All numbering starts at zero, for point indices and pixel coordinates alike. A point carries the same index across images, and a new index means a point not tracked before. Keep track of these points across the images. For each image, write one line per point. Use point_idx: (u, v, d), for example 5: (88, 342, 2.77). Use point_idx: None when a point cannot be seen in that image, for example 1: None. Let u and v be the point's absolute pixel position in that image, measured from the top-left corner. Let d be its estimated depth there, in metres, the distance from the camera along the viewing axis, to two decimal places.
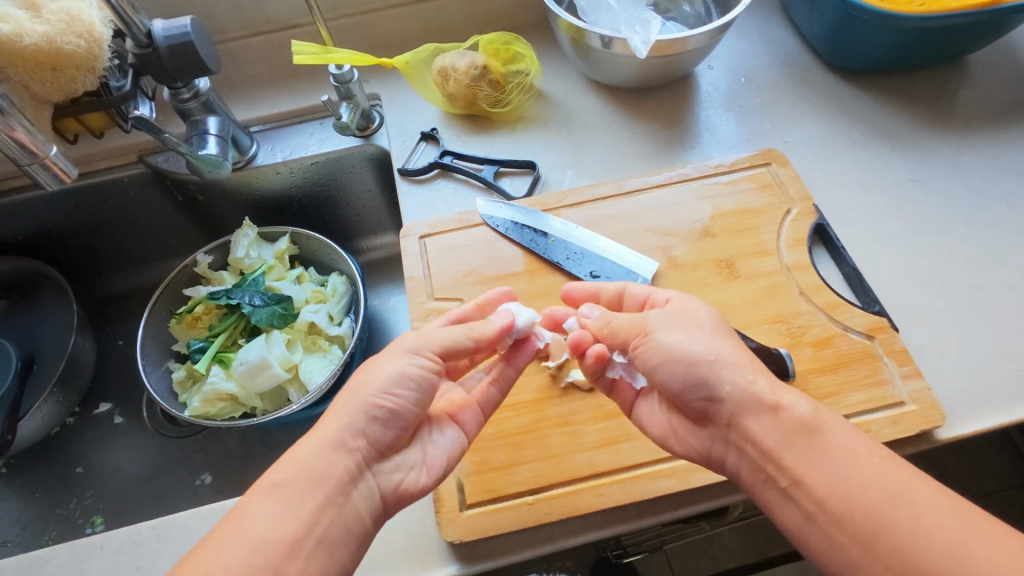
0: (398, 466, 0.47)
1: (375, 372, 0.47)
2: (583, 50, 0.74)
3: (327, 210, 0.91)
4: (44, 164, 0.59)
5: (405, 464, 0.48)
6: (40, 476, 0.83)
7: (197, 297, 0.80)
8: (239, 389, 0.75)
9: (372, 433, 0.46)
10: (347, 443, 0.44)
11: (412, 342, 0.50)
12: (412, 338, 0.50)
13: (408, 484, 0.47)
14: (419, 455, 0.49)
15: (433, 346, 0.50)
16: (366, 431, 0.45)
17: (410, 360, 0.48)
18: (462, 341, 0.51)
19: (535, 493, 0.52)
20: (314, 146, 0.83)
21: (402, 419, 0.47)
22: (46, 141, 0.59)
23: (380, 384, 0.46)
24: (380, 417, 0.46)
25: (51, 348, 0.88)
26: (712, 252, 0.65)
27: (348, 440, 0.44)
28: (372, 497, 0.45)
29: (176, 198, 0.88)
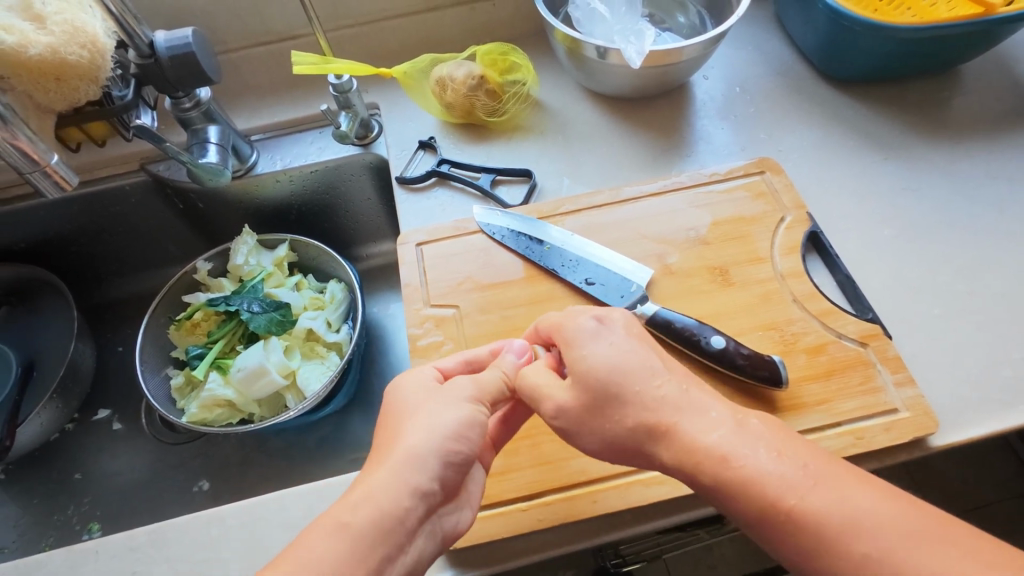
0: (453, 506, 0.47)
1: (441, 417, 0.46)
2: (579, 60, 0.75)
3: (326, 217, 0.92)
4: (46, 171, 0.60)
5: (458, 505, 0.47)
6: (37, 482, 0.84)
7: (196, 303, 0.80)
8: (237, 395, 0.75)
9: (445, 476, 0.44)
10: (422, 487, 0.42)
11: (469, 390, 0.48)
12: (467, 384, 0.49)
13: (462, 524, 0.47)
14: (465, 495, 0.48)
15: (486, 392, 0.49)
16: (440, 477, 0.44)
17: (472, 408, 0.47)
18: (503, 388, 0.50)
19: (528, 499, 0.53)
20: (313, 155, 0.84)
21: (468, 462, 0.46)
22: (49, 150, 0.60)
23: (448, 428, 0.45)
24: (453, 461, 0.45)
25: (52, 353, 0.89)
26: (706, 259, 0.65)
27: (422, 484, 0.42)
28: (433, 539, 0.44)
29: (177, 206, 0.89)
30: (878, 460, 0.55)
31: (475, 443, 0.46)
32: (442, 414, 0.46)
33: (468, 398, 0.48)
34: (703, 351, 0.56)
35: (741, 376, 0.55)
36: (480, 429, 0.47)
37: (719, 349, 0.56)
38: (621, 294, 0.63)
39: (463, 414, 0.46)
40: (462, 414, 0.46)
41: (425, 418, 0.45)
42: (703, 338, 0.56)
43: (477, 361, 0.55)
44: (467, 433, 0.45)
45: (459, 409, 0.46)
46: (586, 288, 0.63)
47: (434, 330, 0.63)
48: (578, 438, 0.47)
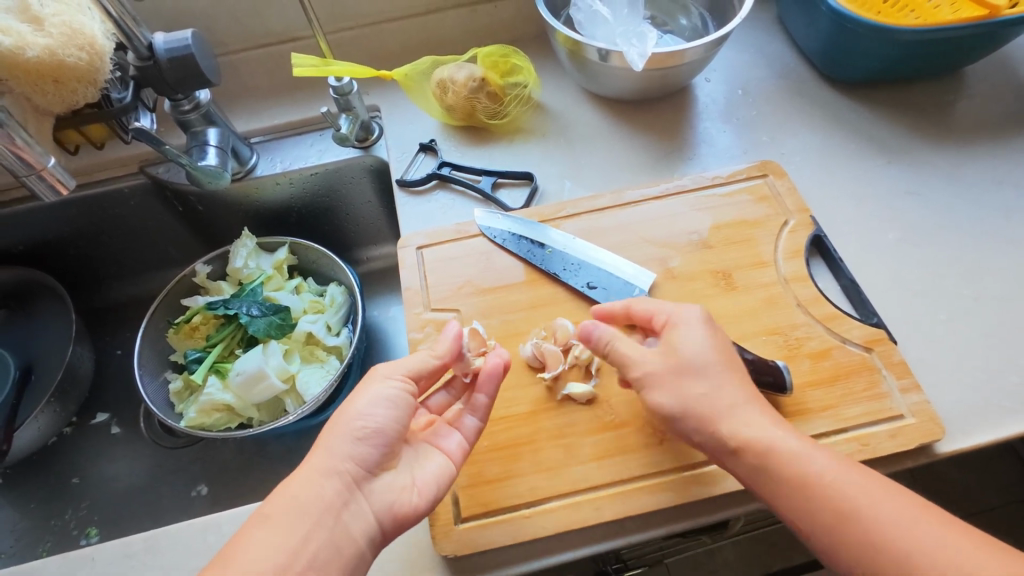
0: (389, 486, 0.46)
1: (356, 397, 0.48)
2: (580, 62, 0.74)
3: (325, 220, 0.92)
4: (41, 174, 0.59)
5: (395, 486, 0.47)
6: (35, 486, 0.83)
7: (195, 307, 0.80)
8: (235, 400, 0.74)
9: (360, 453, 0.45)
10: (336, 468, 0.44)
11: (386, 368, 0.50)
12: (389, 364, 0.51)
13: (401, 505, 0.46)
14: (408, 478, 0.48)
15: (405, 369, 0.51)
16: (354, 454, 0.45)
17: (385, 384, 0.49)
18: (430, 365, 0.52)
19: (530, 506, 0.52)
20: (314, 157, 0.84)
21: (385, 437, 0.47)
22: (44, 153, 0.59)
23: (359, 405, 0.47)
24: (364, 437, 0.46)
25: (50, 357, 0.88)
26: (709, 263, 0.65)
27: (337, 464, 0.45)
28: (364, 517, 0.44)
29: (176, 208, 0.88)
30: (883, 466, 0.54)
31: (388, 416, 0.47)
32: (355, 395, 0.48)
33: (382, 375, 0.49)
34: None
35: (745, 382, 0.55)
36: (399, 401, 0.48)
37: None
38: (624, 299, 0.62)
39: (373, 389, 0.48)
40: (375, 390, 0.48)
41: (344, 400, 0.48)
42: None
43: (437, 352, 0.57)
44: (373, 407, 0.47)
45: (373, 383, 0.48)
46: (587, 293, 0.63)
47: (434, 334, 0.63)
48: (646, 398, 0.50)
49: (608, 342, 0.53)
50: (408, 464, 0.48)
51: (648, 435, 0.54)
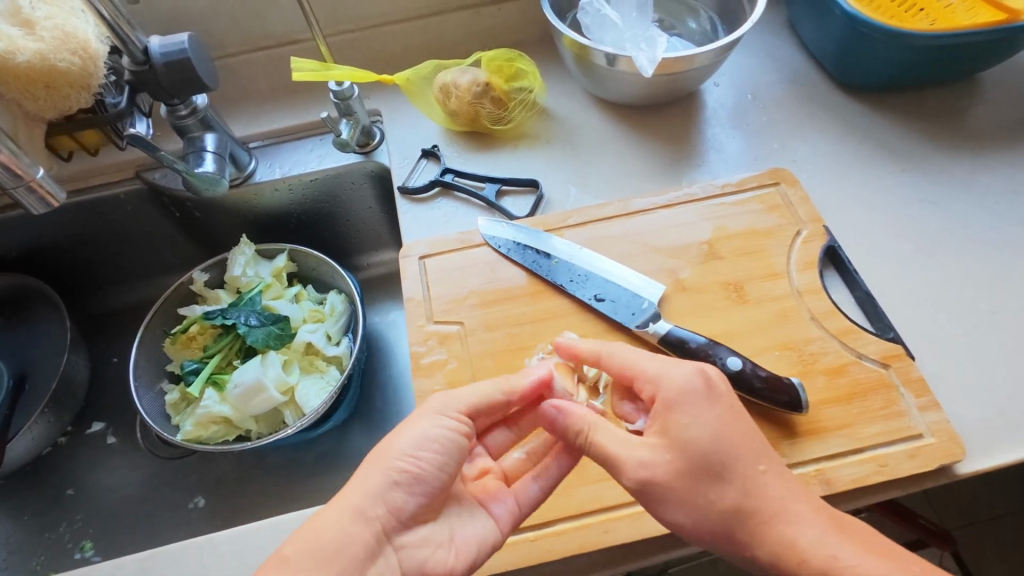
0: (422, 542, 0.45)
1: (399, 435, 0.46)
2: (587, 67, 0.73)
3: (325, 226, 0.90)
4: (31, 187, 0.57)
5: (431, 542, 0.45)
6: (29, 498, 0.82)
7: (192, 316, 0.78)
8: (233, 412, 0.73)
9: (393, 497, 0.44)
10: (366, 511, 0.43)
11: (441, 403, 0.48)
12: (444, 398, 0.48)
13: (433, 564, 0.45)
14: (446, 533, 0.46)
15: (462, 405, 0.48)
16: (387, 496, 0.44)
17: (440, 424, 0.46)
18: (496, 400, 0.49)
19: (537, 528, 0.50)
20: (314, 162, 0.82)
21: (426, 484, 0.45)
22: (34, 163, 0.57)
23: (408, 444, 0.45)
24: (403, 482, 0.44)
25: (44, 365, 0.86)
26: (719, 274, 0.63)
27: (367, 507, 0.43)
28: (390, 573, 0.43)
29: (173, 214, 0.87)
30: (901, 487, 0.52)
31: (431, 462, 0.45)
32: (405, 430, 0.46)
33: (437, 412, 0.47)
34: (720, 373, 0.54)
35: (758, 400, 0.53)
36: (449, 447, 0.46)
37: (736, 370, 0.53)
38: (632, 312, 0.60)
39: (427, 429, 0.46)
40: (422, 429, 0.46)
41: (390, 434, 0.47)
42: (718, 358, 0.54)
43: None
44: (417, 449, 0.45)
45: (421, 422, 0.46)
46: (594, 305, 0.61)
47: (438, 347, 0.61)
48: (659, 510, 0.44)
49: (583, 428, 0.46)
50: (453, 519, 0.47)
51: None
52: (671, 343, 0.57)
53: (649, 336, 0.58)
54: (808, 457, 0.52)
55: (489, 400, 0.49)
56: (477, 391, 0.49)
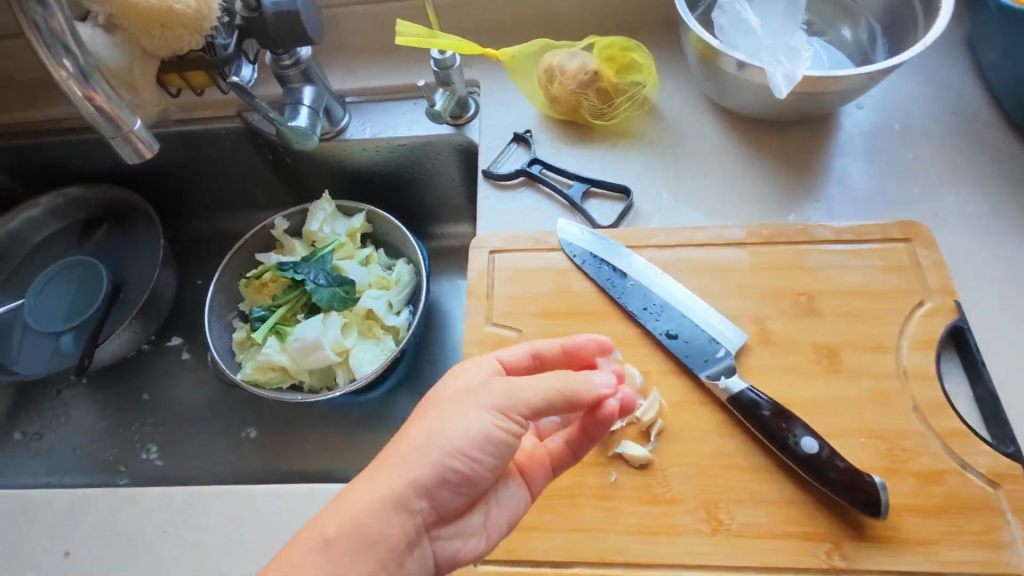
0: (458, 534, 0.43)
1: (449, 424, 0.41)
2: (711, 70, 0.64)
3: (406, 191, 0.89)
4: (127, 137, 0.57)
5: (465, 532, 0.43)
6: (113, 394, 0.90)
7: (267, 263, 0.80)
8: (290, 363, 0.75)
9: (440, 496, 0.41)
10: (410, 505, 0.40)
11: (500, 397, 0.42)
12: (502, 390, 0.43)
13: (466, 552, 0.43)
14: (481, 519, 0.44)
15: (522, 402, 0.42)
16: (432, 494, 0.41)
17: (497, 420, 0.42)
18: (555, 398, 0.43)
19: (556, 567, 0.48)
20: (404, 127, 0.80)
21: (473, 483, 0.42)
22: (132, 114, 0.57)
23: (460, 439, 0.41)
24: (453, 481, 0.41)
25: (138, 278, 0.93)
26: (814, 334, 0.55)
27: (410, 501, 0.40)
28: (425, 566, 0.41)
29: (267, 156, 0.89)
30: None
31: (483, 464, 0.41)
32: (456, 418, 0.42)
33: (496, 406, 0.42)
34: (793, 453, 0.48)
35: (831, 492, 0.47)
36: (504, 446, 0.42)
37: (811, 454, 0.47)
38: (704, 359, 0.54)
39: (481, 425, 0.41)
40: (476, 425, 0.41)
41: (441, 414, 0.42)
42: (792, 436, 0.48)
43: (573, 349, 0.49)
44: (473, 448, 0.41)
45: (478, 413, 0.41)
46: (664, 342, 0.56)
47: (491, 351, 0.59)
48: None
49: None
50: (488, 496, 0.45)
51: (700, 520, 0.48)
52: (742, 404, 0.51)
53: (717, 391, 0.52)
54: (874, 566, 0.46)
55: (553, 401, 0.43)
56: (539, 382, 0.43)
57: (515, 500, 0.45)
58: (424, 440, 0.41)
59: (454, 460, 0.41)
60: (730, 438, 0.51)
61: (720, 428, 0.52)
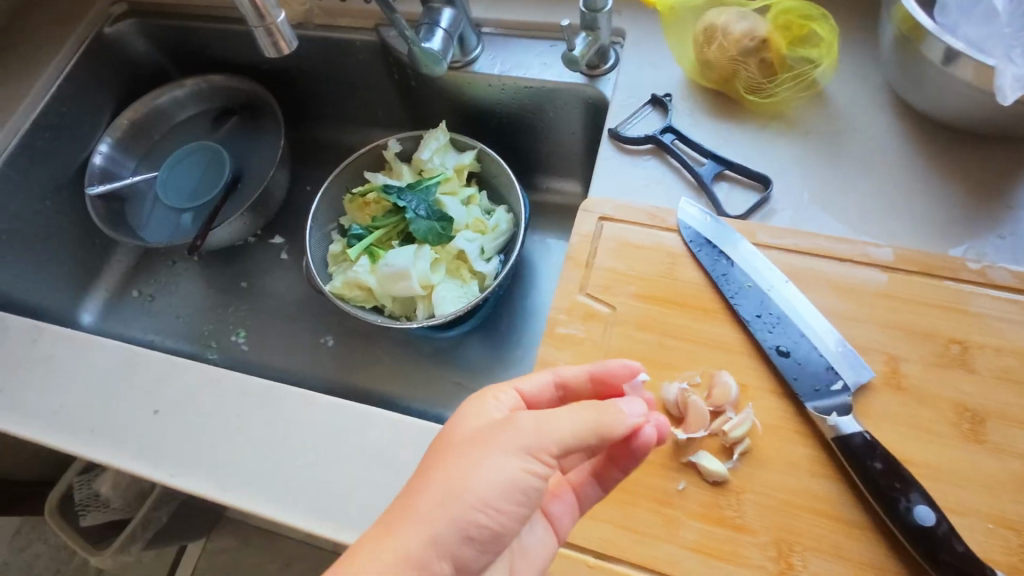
0: None
1: (476, 474, 0.37)
2: (912, 57, 0.54)
3: (522, 137, 0.85)
4: (269, 29, 0.58)
5: None
6: (218, 275, 0.97)
7: (374, 183, 0.80)
8: (376, 286, 0.76)
9: (464, 556, 0.37)
10: (432, 567, 0.35)
11: (529, 437, 0.38)
12: (530, 429, 0.38)
13: None
14: (504, 568, 0.41)
15: (551, 446, 0.38)
16: (457, 558, 0.36)
17: (524, 466, 0.37)
18: (590, 439, 0.39)
19: (599, 559, 0.46)
20: (536, 69, 0.76)
21: (499, 537, 0.38)
22: (276, 6, 0.57)
23: (488, 486, 0.36)
24: (477, 538, 0.37)
25: (258, 173, 0.98)
26: (957, 392, 0.47)
27: (432, 564, 0.35)
28: None
29: (393, 75, 0.88)
30: None
31: (510, 514, 0.37)
32: (479, 466, 0.37)
33: (523, 450, 0.37)
34: (901, 518, 0.42)
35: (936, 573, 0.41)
36: (534, 493, 0.38)
37: (925, 526, 0.41)
38: (815, 388, 0.48)
39: (507, 471, 0.37)
40: (504, 470, 0.37)
41: (460, 460, 0.37)
42: (904, 499, 0.42)
43: (603, 377, 0.45)
44: (499, 497, 0.36)
45: (502, 457, 0.37)
46: (772, 357, 0.50)
47: (577, 321, 0.55)
48: None
49: None
50: (513, 542, 0.42)
51: (767, 557, 0.44)
52: (850, 447, 0.45)
53: (823, 427, 0.46)
54: None
55: (586, 439, 0.38)
56: (570, 419, 0.38)
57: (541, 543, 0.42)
58: (445, 496, 0.36)
59: (478, 511, 0.36)
60: (825, 480, 0.45)
61: (816, 466, 0.46)
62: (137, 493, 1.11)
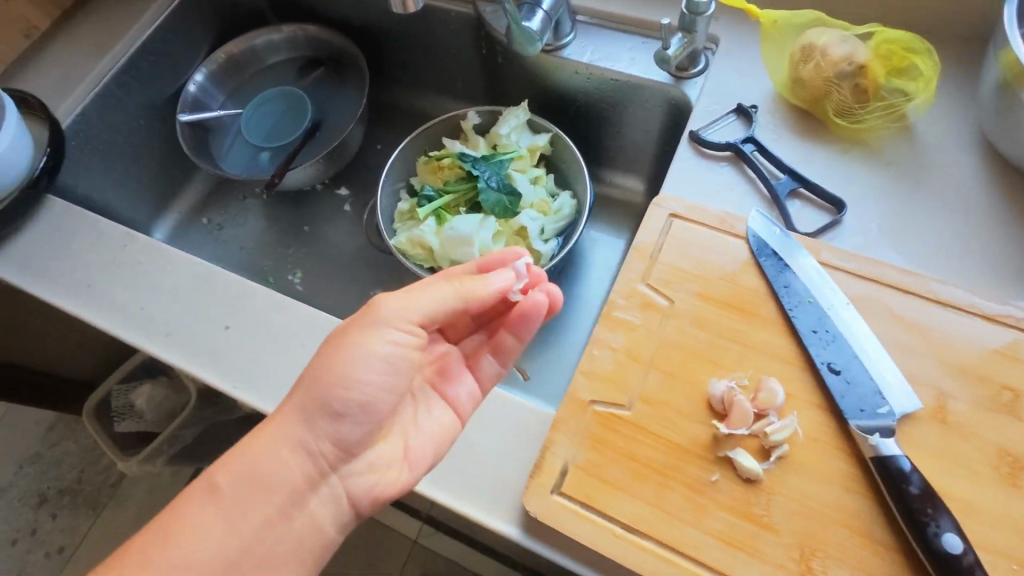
0: (363, 469, 0.53)
1: (353, 367, 0.50)
2: (1012, 102, 0.55)
3: (596, 128, 0.87)
4: None
5: (376, 467, 0.53)
6: (284, 216, 1.02)
7: (450, 150, 0.83)
8: (437, 248, 0.79)
9: (341, 429, 0.50)
10: (307, 447, 0.50)
11: (391, 313, 0.52)
12: (396, 306, 0.52)
13: (378, 482, 0.53)
14: (396, 449, 0.54)
15: (415, 318, 0.52)
16: (331, 435, 0.50)
17: (392, 338, 0.51)
18: (450, 308, 0.53)
19: (625, 529, 0.48)
20: (624, 63, 0.78)
21: (373, 410, 0.51)
22: None
23: (366, 368, 0.50)
24: (345, 416, 0.50)
25: (336, 124, 1.02)
26: (1002, 436, 0.48)
27: (307, 443, 0.50)
28: (331, 504, 0.51)
29: (481, 50, 0.91)
30: None
31: (377, 389, 0.51)
32: (355, 359, 0.50)
33: (388, 324, 0.51)
34: (927, 541, 0.43)
35: None
36: (406, 355, 0.52)
37: (953, 554, 0.43)
38: (861, 408, 0.49)
39: (378, 344, 0.51)
40: (377, 347, 0.51)
41: (332, 355, 0.50)
42: (933, 525, 0.44)
43: (487, 265, 0.59)
44: (365, 372, 0.50)
45: (369, 340, 0.51)
46: (823, 372, 0.51)
47: (634, 309, 0.57)
48: None
49: None
50: (405, 419, 0.55)
51: (789, 557, 0.46)
52: (885, 468, 0.46)
53: (863, 445, 0.48)
54: None
55: (451, 309, 0.53)
56: (436, 298, 0.53)
57: (441, 421, 0.55)
58: (312, 380, 0.50)
59: (348, 398, 0.50)
60: (854, 496, 0.47)
61: (848, 481, 0.48)
62: (167, 411, 1.22)
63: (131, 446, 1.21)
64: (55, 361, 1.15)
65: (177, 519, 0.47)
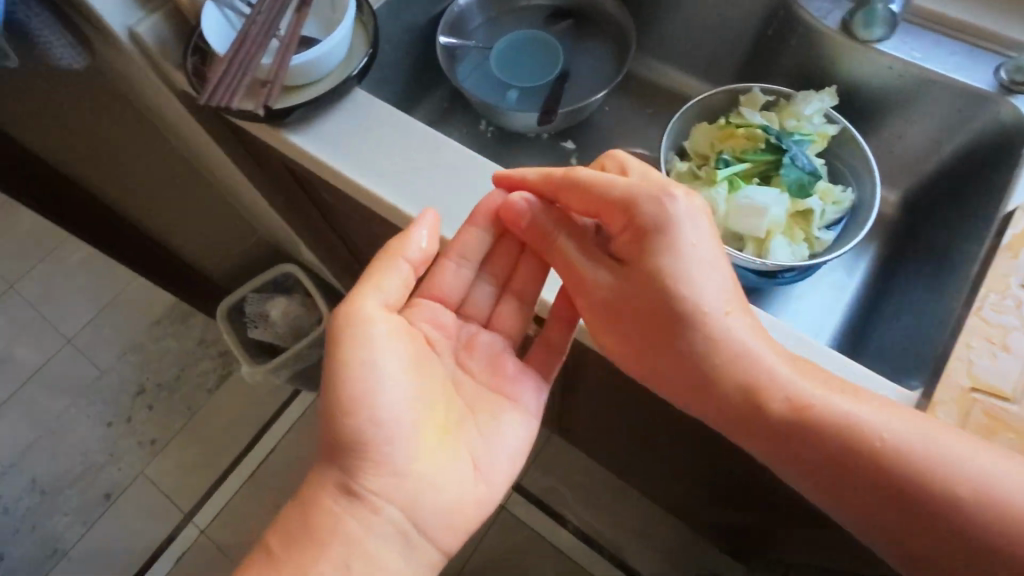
0: (420, 402, 0.71)
1: (379, 382, 0.68)
2: None
3: (884, 121, 0.95)
4: None
5: (457, 370, 0.79)
6: (500, 151, 1.07)
7: (747, 120, 0.84)
8: (725, 212, 0.78)
9: (387, 401, 0.68)
10: (376, 416, 0.67)
11: (399, 258, 0.71)
12: (394, 262, 0.72)
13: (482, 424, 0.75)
14: (454, 368, 0.79)
15: (412, 254, 0.71)
16: (378, 415, 0.67)
17: (403, 273, 0.72)
18: (416, 261, 0.72)
19: (906, 507, 0.57)
20: (948, 65, 0.85)
21: (432, 348, 0.77)
22: None
23: (380, 369, 0.68)
24: (373, 420, 0.67)
25: (580, 82, 1.05)
26: None
27: (378, 417, 0.67)
28: (397, 485, 0.68)
29: (769, 31, 0.98)
30: None
31: (394, 386, 0.69)
32: (373, 357, 0.69)
33: (386, 298, 0.73)
34: None
35: None
36: (404, 275, 0.72)
37: None
38: None
39: (381, 306, 0.72)
40: (384, 351, 0.70)
41: (358, 349, 0.68)
42: None
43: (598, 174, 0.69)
44: (376, 365, 0.68)
45: (393, 271, 0.72)
46: None
47: (992, 418, 0.60)
48: None
49: None
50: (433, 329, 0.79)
51: None
52: None
53: None
54: None
55: (418, 264, 0.72)
56: (417, 238, 0.71)
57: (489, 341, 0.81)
58: (335, 439, 0.68)
59: (369, 423, 0.67)
60: None
61: None
62: (292, 328, 1.59)
63: (258, 353, 1.61)
64: (179, 242, 1.49)
65: (329, 538, 0.66)
